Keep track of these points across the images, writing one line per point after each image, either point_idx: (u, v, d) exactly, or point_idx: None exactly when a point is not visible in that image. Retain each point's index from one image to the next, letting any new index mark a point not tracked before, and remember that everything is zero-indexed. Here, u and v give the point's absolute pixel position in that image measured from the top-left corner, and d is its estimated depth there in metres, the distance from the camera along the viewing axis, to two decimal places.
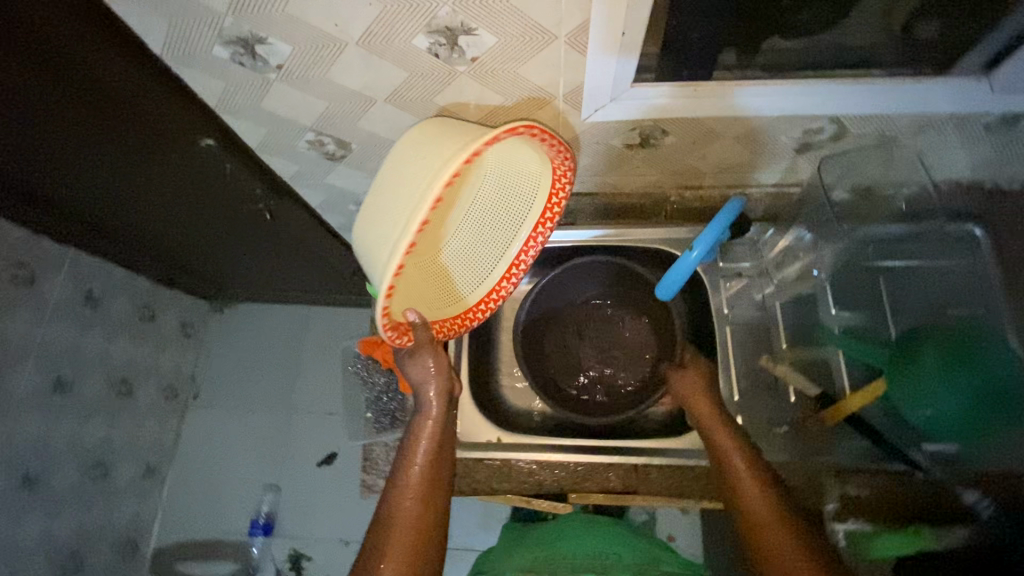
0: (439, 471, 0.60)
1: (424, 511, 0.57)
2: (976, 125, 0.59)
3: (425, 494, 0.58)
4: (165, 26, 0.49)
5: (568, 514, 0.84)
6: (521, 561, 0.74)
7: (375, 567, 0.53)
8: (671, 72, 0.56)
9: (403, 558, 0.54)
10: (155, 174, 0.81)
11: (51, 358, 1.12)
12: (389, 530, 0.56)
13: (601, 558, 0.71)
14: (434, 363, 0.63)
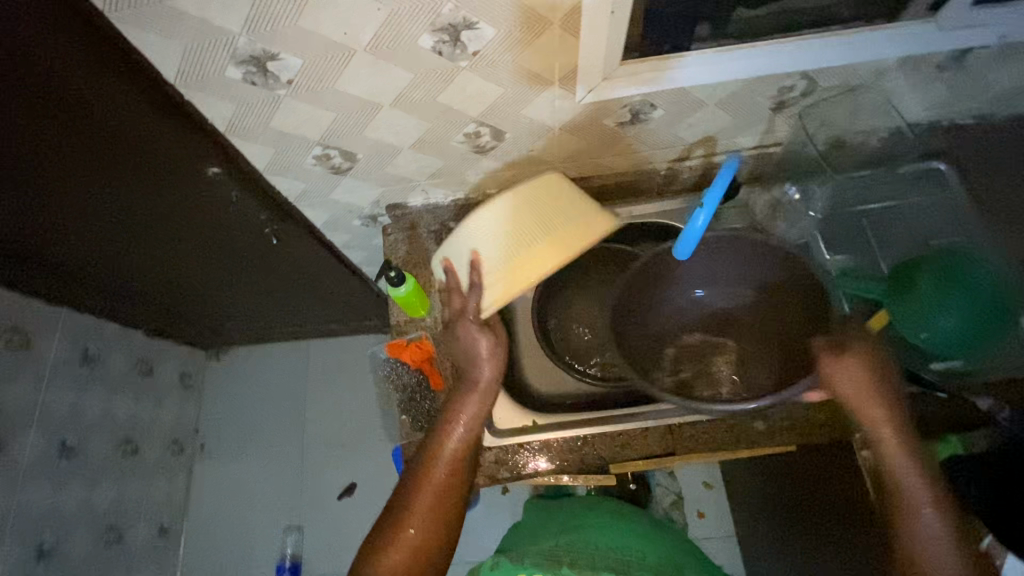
0: (466, 456, 0.64)
1: (447, 487, 0.62)
2: (929, 66, 0.66)
3: (450, 474, 0.62)
4: (179, 53, 0.52)
5: (592, 502, 0.85)
6: (543, 543, 0.75)
7: (402, 532, 0.59)
8: (654, 47, 0.60)
9: (426, 526, 0.60)
10: (157, 214, 0.82)
11: (54, 422, 1.09)
12: (413, 498, 0.61)
13: (622, 552, 0.72)
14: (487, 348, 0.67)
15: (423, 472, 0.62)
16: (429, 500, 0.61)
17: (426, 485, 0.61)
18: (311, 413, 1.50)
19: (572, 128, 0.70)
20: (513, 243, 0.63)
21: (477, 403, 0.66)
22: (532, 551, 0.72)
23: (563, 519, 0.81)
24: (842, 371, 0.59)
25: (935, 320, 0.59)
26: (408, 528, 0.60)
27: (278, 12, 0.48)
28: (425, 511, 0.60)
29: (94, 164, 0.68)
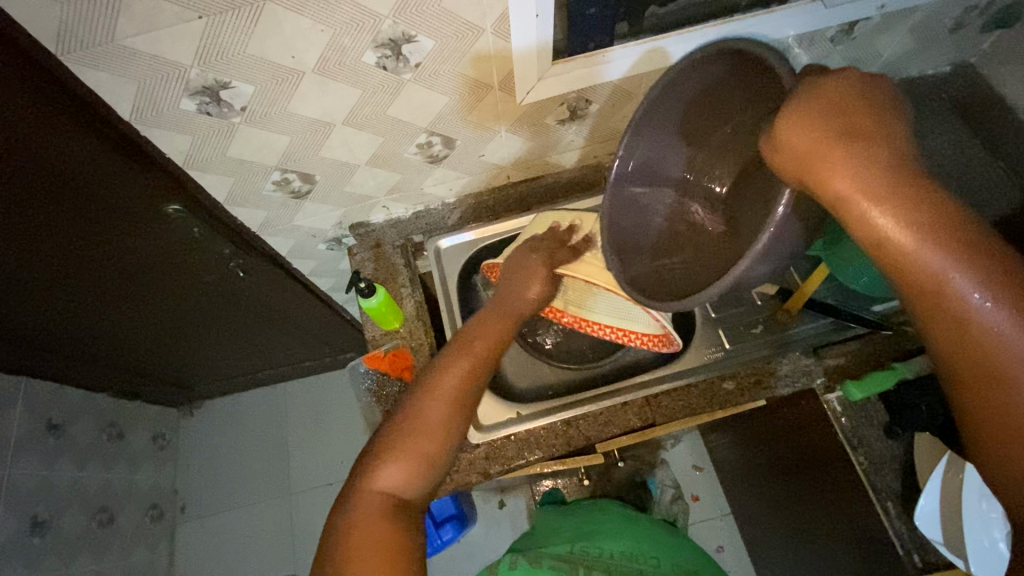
0: (478, 382, 0.60)
1: (454, 407, 0.57)
2: (824, 40, 0.74)
3: (459, 393, 0.58)
4: (133, 91, 0.54)
5: (608, 513, 0.84)
6: (558, 546, 0.74)
7: (387, 448, 0.55)
8: (581, 45, 0.66)
9: (414, 448, 0.54)
10: (119, 263, 0.81)
11: (23, 498, 1.04)
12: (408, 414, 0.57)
13: (638, 560, 0.70)
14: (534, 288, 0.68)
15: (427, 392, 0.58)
16: (435, 419, 0.56)
17: (434, 401, 0.57)
18: (295, 456, 1.47)
19: (517, 129, 0.75)
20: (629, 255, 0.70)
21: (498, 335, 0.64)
22: (550, 553, 0.71)
23: (578, 524, 0.81)
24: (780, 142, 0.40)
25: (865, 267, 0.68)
26: (405, 443, 0.55)
27: (227, 42, 0.51)
28: (427, 426, 0.56)
29: (51, 217, 0.68)
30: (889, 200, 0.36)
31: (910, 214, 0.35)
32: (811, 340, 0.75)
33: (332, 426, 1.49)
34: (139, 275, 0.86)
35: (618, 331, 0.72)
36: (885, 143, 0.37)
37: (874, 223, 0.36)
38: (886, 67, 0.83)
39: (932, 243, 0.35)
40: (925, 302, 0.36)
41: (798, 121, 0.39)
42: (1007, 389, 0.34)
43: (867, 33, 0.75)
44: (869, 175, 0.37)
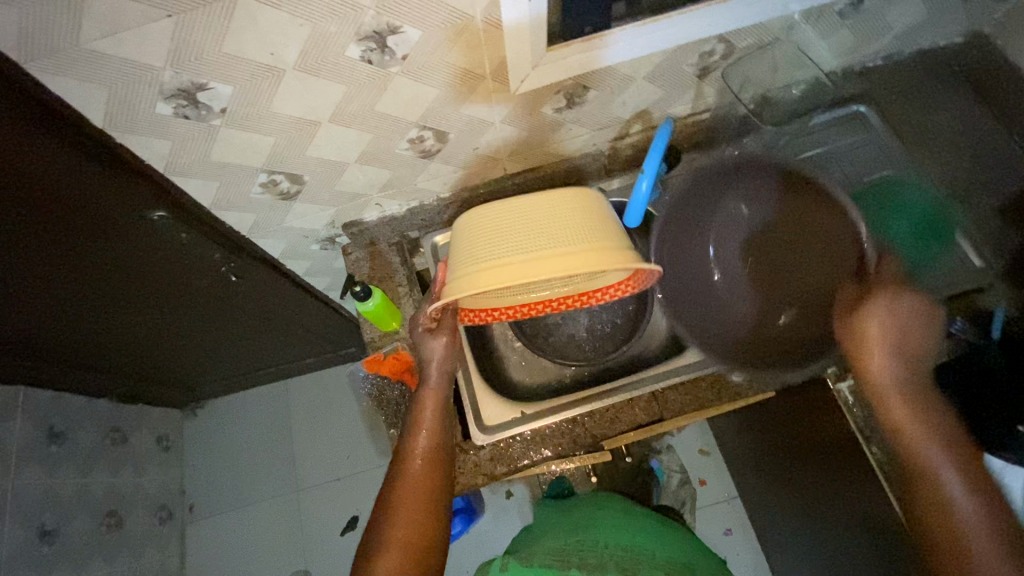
0: (440, 456, 0.63)
1: (426, 492, 0.60)
2: (831, 14, 0.70)
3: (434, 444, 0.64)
4: (105, 97, 0.51)
5: (603, 507, 0.83)
6: (554, 542, 0.75)
7: (378, 548, 0.56)
8: (575, 30, 0.63)
9: (402, 542, 0.57)
10: (108, 271, 0.79)
11: (28, 508, 1.03)
12: (391, 509, 0.59)
13: (633, 551, 0.70)
14: (445, 346, 0.69)
15: (407, 458, 0.63)
16: (417, 478, 0.61)
17: (407, 494, 0.60)
18: (300, 455, 1.46)
19: (512, 120, 0.72)
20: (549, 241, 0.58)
21: (436, 401, 0.67)
22: (542, 553, 0.71)
23: (575, 521, 0.80)
24: (852, 330, 0.58)
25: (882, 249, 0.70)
26: (400, 510, 0.59)
27: (200, 40, 0.48)
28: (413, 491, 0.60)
29: (36, 228, 0.66)
30: (894, 377, 0.56)
31: (914, 409, 0.55)
32: None
33: (336, 423, 1.48)
34: (132, 281, 0.84)
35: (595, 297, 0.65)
36: (904, 344, 0.56)
37: (892, 413, 0.55)
38: (897, 41, 0.79)
39: (941, 457, 0.53)
40: (910, 470, 0.55)
41: (876, 318, 0.56)
42: (943, 531, 0.52)
43: (877, 5, 0.71)
44: (889, 360, 0.56)
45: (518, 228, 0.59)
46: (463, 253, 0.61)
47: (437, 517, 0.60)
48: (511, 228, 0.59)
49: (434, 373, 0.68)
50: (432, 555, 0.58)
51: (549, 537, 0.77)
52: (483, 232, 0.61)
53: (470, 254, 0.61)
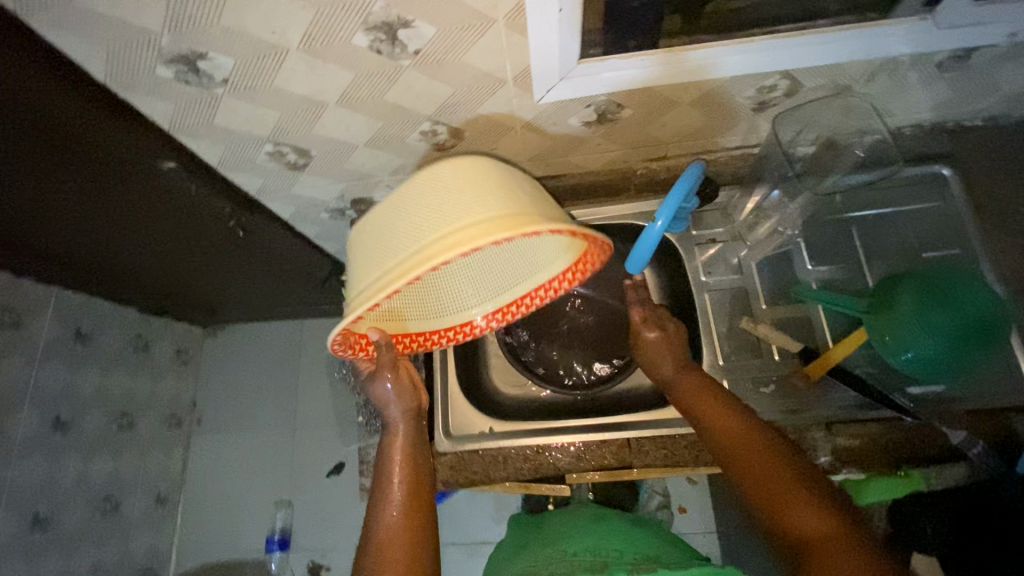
0: (418, 497, 0.57)
1: (410, 541, 0.54)
2: (929, 64, 0.59)
3: (412, 485, 0.58)
4: (105, 53, 0.49)
5: (571, 521, 0.79)
6: (524, 563, 0.69)
7: None
8: (615, 43, 0.56)
9: None
10: (123, 213, 0.80)
11: (47, 399, 1.11)
12: (377, 565, 0.52)
13: (602, 554, 0.65)
14: (396, 381, 0.62)
15: (384, 508, 0.56)
16: (397, 538, 0.54)
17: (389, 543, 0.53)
18: (302, 393, 1.52)
19: (535, 127, 0.66)
20: (429, 224, 0.49)
21: (405, 439, 0.61)
22: (511, 572, 0.66)
23: (545, 537, 0.76)
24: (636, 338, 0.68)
25: (918, 343, 0.60)
26: (384, 574, 0.51)
27: (199, 11, 0.45)
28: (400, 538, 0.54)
29: (47, 175, 0.66)
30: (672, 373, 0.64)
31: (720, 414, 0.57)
32: (823, 413, 0.67)
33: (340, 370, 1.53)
34: (147, 224, 0.85)
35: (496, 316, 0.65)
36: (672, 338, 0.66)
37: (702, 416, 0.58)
38: (1005, 102, 0.67)
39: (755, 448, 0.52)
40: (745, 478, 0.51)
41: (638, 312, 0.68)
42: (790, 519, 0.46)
43: (988, 61, 0.60)
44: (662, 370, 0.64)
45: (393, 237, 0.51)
46: (441, 212, 0.50)
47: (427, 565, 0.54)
48: (370, 237, 0.53)
49: (397, 410, 0.62)
50: None
51: (515, 558, 0.73)
52: (364, 241, 0.54)
53: (455, 208, 0.49)
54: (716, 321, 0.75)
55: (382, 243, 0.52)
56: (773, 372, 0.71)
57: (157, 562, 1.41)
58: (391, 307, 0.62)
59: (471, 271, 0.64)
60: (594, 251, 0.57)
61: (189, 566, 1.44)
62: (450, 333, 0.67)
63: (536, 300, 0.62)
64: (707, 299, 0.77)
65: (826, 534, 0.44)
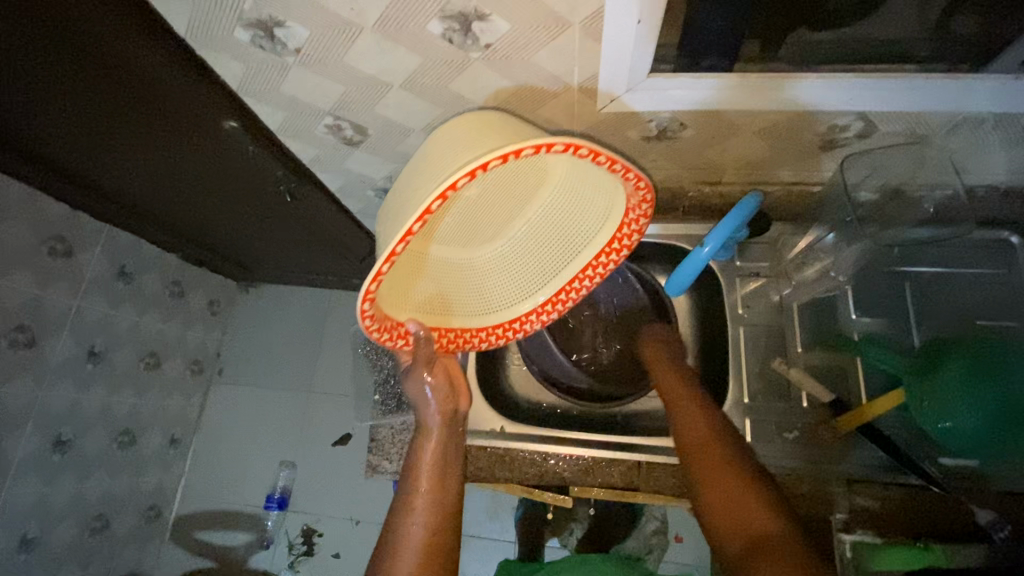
0: (444, 500, 0.60)
1: (432, 544, 0.56)
2: (1018, 126, 0.57)
3: (434, 490, 0.60)
4: (190, 9, 0.51)
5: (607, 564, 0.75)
6: None
7: None
8: (689, 62, 0.55)
9: None
10: (180, 164, 0.83)
11: (85, 330, 1.16)
12: (393, 562, 0.54)
13: None
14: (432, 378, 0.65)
15: (405, 510, 0.58)
16: (418, 536, 0.56)
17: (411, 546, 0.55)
18: (321, 360, 1.55)
19: (593, 134, 0.66)
20: (438, 168, 0.47)
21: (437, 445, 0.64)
22: None
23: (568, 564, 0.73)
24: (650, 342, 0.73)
25: (958, 414, 0.57)
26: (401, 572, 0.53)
27: None
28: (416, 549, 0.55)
29: (115, 117, 0.68)
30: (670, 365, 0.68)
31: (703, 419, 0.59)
32: (848, 470, 0.66)
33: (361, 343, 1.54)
34: (200, 177, 0.87)
35: (555, 301, 0.62)
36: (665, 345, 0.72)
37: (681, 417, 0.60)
38: None
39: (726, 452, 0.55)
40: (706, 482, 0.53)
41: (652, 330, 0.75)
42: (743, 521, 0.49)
43: None
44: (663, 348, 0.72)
45: (410, 194, 0.50)
46: (449, 157, 0.48)
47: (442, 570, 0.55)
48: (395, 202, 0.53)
49: (431, 411, 0.65)
50: None
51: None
52: (390, 208, 0.54)
53: (459, 152, 0.47)
54: None
55: (400, 207, 0.52)
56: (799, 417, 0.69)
57: (162, 500, 1.46)
58: (432, 298, 0.61)
59: (523, 260, 0.62)
60: (639, 194, 0.52)
61: (190, 508, 1.49)
62: (501, 330, 0.64)
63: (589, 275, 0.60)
64: (742, 334, 0.76)
65: (772, 535, 0.46)
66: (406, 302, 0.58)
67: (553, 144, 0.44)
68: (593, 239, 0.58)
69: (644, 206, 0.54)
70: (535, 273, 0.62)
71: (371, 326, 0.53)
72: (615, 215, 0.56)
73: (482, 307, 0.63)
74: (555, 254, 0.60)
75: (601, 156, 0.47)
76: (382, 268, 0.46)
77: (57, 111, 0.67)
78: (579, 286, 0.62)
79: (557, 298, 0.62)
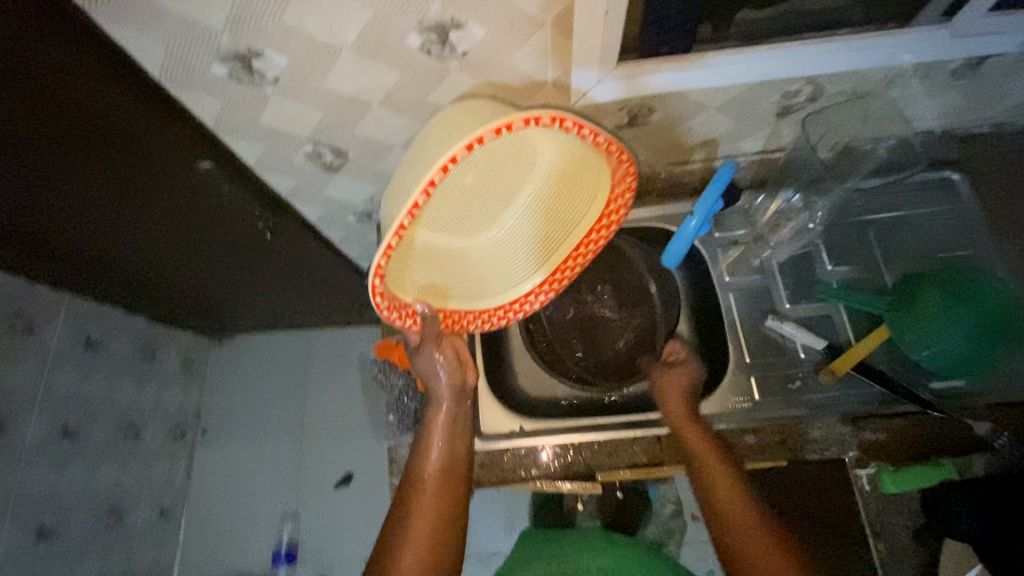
0: (455, 470, 0.63)
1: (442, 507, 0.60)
2: (945, 72, 0.63)
3: (446, 457, 0.64)
4: (164, 50, 0.51)
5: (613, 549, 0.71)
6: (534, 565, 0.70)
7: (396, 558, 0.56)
8: (652, 49, 0.59)
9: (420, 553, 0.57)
10: (149, 215, 0.80)
11: (56, 407, 1.09)
12: (407, 521, 0.59)
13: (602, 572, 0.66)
14: (441, 355, 0.66)
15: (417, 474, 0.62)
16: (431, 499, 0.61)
17: (423, 510, 0.60)
18: (310, 403, 1.50)
19: None
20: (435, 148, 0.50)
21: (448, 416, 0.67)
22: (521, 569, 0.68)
23: (580, 545, 0.72)
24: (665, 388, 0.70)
25: (943, 334, 0.62)
26: (413, 530, 0.58)
27: (262, 10, 0.47)
28: (427, 517, 0.59)
29: (82, 172, 0.66)
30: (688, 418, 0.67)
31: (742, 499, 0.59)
32: (849, 408, 0.69)
33: (349, 379, 1.51)
34: (172, 226, 0.85)
35: (552, 280, 0.66)
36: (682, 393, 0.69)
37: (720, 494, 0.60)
38: (1012, 111, 0.71)
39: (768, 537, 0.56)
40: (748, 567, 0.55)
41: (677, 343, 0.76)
42: None
43: (999, 70, 0.63)
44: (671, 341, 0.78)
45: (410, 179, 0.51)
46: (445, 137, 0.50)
47: (453, 525, 0.60)
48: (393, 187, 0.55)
49: (441, 386, 0.67)
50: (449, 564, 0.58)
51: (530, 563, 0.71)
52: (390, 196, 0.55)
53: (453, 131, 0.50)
54: (742, 320, 0.77)
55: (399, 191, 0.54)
56: (799, 368, 0.73)
57: None
58: (435, 284, 0.63)
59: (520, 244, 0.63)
60: (622, 166, 0.57)
61: None
62: (502, 310, 0.67)
63: (583, 250, 0.64)
64: (733, 299, 0.78)
65: None
66: (410, 284, 0.60)
67: (541, 116, 0.47)
68: (585, 215, 0.62)
69: (630, 177, 0.58)
70: (534, 256, 0.64)
71: (382, 304, 0.56)
72: (603, 191, 0.60)
73: (483, 291, 0.66)
74: (550, 235, 0.63)
75: (586, 129, 0.51)
76: (390, 243, 0.49)
77: (21, 174, 0.65)
78: (575, 262, 0.65)
79: (555, 278, 0.65)
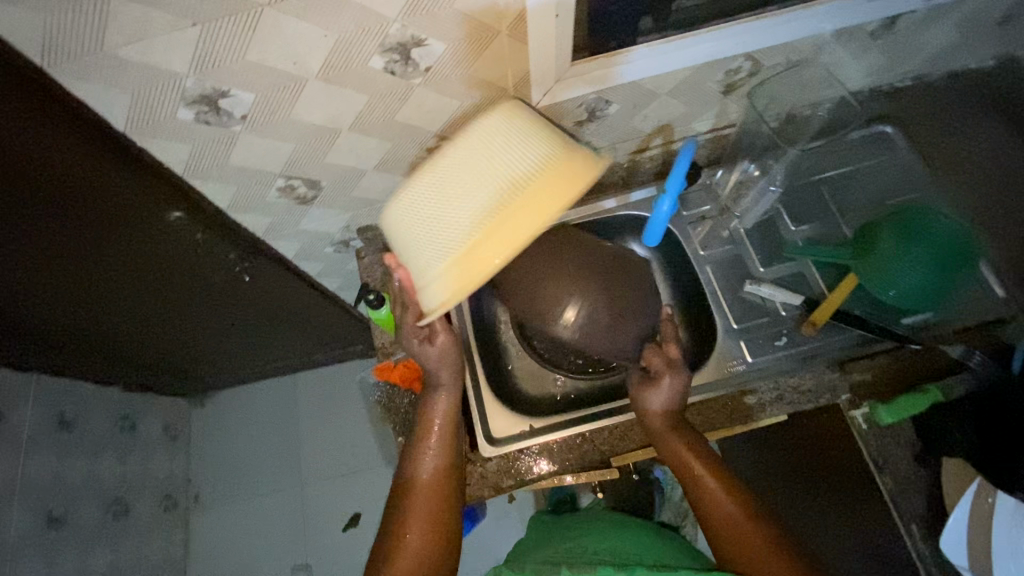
0: (454, 460, 0.64)
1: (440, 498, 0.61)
2: (863, 34, 0.69)
3: (445, 447, 0.65)
4: (129, 102, 0.51)
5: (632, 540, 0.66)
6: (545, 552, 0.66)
7: (395, 551, 0.58)
8: (601, 44, 0.62)
9: (420, 545, 0.58)
10: (120, 276, 0.78)
11: (38, 495, 1.03)
12: (407, 512, 0.60)
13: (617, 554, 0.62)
14: (439, 348, 0.67)
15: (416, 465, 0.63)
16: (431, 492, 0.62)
17: (422, 502, 0.61)
18: (305, 448, 1.46)
19: None
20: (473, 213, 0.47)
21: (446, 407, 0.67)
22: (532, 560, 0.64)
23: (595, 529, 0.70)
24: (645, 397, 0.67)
25: (902, 277, 0.66)
26: (413, 522, 0.59)
27: (226, 49, 0.48)
28: (426, 503, 0.61)
29: (48, 238, 0.65)
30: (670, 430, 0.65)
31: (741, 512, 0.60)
32: (835, 354, 0.73)
33: (343, 417, 1.48)
34: (145, 285, 0.83)
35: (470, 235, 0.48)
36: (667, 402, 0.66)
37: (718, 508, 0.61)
38: (928, 62, 0.78)
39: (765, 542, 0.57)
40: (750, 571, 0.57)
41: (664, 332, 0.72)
42: None
43: (911, 26, 0.70)
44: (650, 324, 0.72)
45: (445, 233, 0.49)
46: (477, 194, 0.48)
47: (450, 514, 0.61)
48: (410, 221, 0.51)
49: (441, 379, 0.67)
50: (447, 556, 0.59)
51: (544, 549, 0.69)
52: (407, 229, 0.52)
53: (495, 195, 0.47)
54: (722, 290, 0.80)
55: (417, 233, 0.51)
56: (783, 325, 0.77)
57: None
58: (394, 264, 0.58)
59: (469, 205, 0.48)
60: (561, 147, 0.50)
61: None
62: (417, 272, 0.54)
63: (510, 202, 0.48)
64: (711, 271, 0.82)
65: None
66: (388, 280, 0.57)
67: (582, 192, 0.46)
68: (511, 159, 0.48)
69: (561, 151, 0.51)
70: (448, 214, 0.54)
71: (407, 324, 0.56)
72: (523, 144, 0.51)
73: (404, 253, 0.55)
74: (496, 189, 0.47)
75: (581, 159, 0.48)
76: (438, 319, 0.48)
77: None
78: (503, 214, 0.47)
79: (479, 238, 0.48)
